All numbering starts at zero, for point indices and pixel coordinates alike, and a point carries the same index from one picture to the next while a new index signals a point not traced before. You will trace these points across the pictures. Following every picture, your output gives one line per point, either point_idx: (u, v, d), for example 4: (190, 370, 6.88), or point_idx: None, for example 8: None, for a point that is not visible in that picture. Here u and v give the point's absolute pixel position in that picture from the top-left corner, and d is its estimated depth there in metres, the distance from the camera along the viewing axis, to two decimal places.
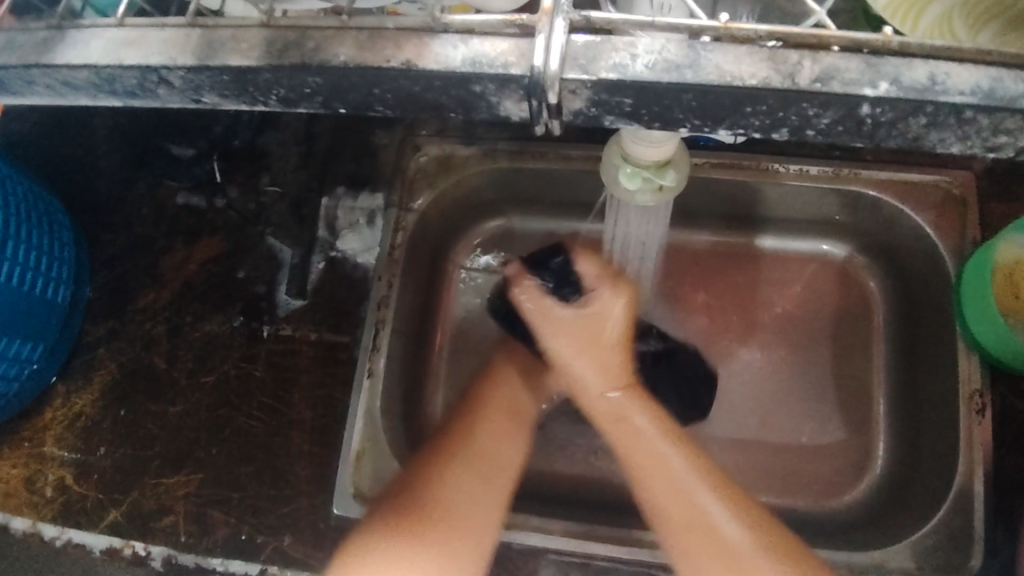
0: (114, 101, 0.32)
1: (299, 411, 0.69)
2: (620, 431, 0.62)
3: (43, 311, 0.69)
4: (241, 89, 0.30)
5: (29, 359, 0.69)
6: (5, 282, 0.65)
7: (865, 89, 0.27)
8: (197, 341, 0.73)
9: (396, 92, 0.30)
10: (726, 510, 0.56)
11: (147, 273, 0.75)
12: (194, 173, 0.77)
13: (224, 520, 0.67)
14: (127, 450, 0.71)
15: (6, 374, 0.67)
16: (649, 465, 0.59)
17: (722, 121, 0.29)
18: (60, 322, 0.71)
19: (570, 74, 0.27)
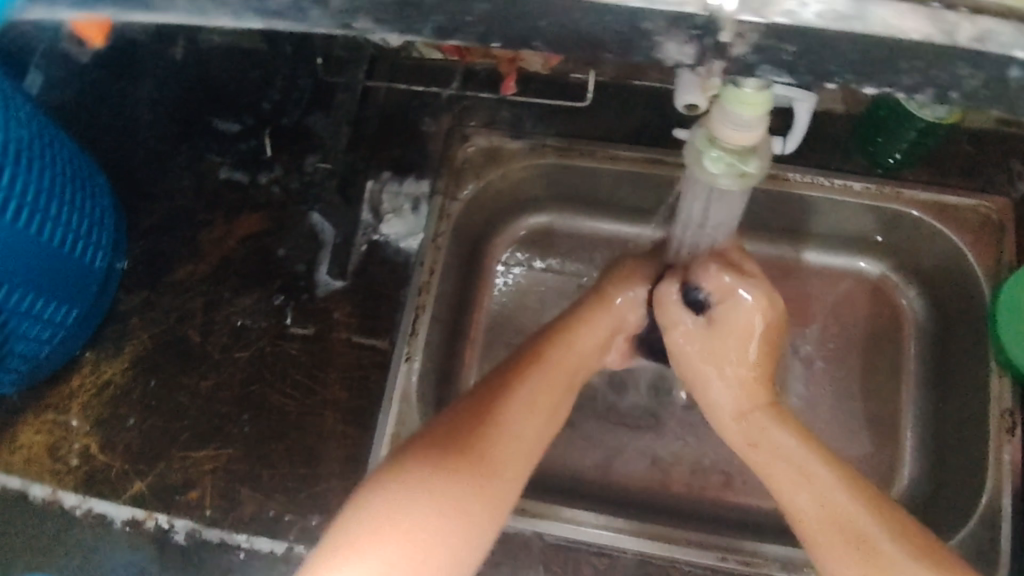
0: (258, 19, 0.33)
1: (334, 391, 0.69)
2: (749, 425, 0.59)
3: (81, 272, 0.69)
4: (399, 11, 0.31)
5: (63, 323, 0.69)
6: (48, 241, 0.65)
7: (1018, 52, 0.29)
8: (234, 316, 0.72)
9: (558, 26, 0.31)
10: (863, 507, 0.54)
11: (185, 245, 0.75)
12: (239, 148, 0.77)
13: (251, 497, 0.67)
14: (155, 421, 0.70)
15: (40, 335, 0.67)
16: (765, 447, 0.58)
17: (873, 78, 0.31)
18: (96, 286, 0.71)
19: (744, 16, 0.29)
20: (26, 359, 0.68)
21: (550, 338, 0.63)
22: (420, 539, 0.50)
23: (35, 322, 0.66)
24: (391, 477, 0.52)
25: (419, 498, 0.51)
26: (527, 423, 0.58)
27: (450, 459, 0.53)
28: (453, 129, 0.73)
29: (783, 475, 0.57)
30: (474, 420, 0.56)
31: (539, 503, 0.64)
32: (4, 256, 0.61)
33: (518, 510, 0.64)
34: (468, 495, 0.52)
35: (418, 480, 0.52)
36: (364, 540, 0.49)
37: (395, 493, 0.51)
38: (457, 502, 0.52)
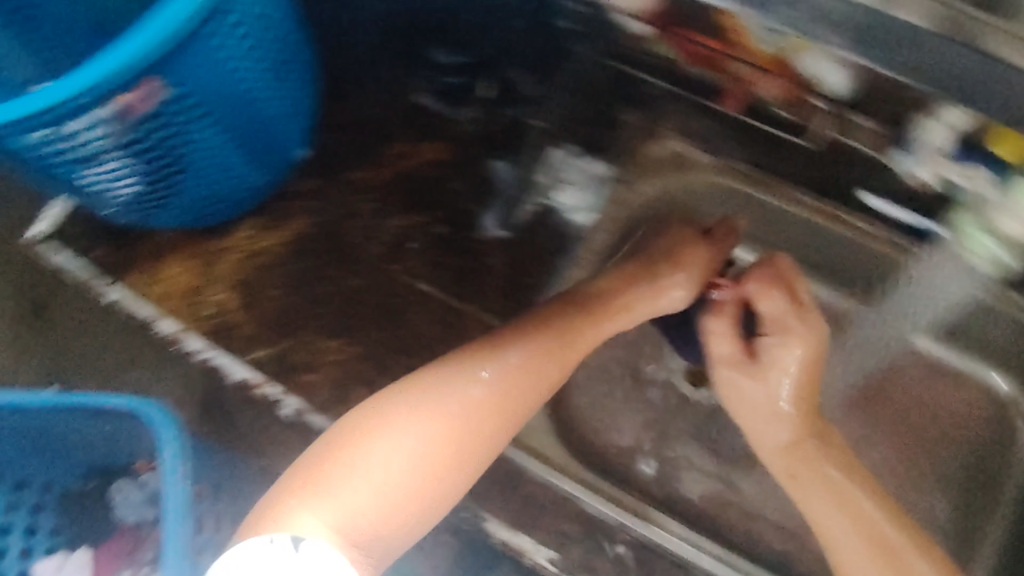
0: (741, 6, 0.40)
1: (469, 328, 0.72)
2: (798, 457, 0.58)
3: (273, 148, 0.73)
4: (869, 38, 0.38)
5: (239, 187, 0.73)
6: (262, 113, 0.68)
7: None
8: (396, 229, 0.75)
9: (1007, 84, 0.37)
10: (919, 555, 0.54)
11: (369, 151, 0.78)
12: (445, 81, 0.79)
13: (364, 397, 0.70)
14: (295, 298, 0.74)
15: (216, 190, 0.71)
16: (805, 473, 0.58)
17: None
18: (279, 164, 0.75)
19: None
20: (197, 206, 0.72)
21: (573, 322, 0.60)
22: (412, 454, 0.51)
23: (218, 178, 0.70)
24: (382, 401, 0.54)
25: (418, 426, 0.52)
26: (553, 364, 0.58)
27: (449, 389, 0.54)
28: (650, 124, 0.76)
29: (827, 506, 0.57)
30: (473, 355, 0.56)
31: (630, 497, 0.65)
32: (224, 117, 0.64)
33: (611, 498, 0.64)
34: (473, 413, 0.54)
35: (418, 400, 0.53)
36: (351, 460, 0.50)
37: (392, 417, 0.52)
38: (461, 425, 0.53)
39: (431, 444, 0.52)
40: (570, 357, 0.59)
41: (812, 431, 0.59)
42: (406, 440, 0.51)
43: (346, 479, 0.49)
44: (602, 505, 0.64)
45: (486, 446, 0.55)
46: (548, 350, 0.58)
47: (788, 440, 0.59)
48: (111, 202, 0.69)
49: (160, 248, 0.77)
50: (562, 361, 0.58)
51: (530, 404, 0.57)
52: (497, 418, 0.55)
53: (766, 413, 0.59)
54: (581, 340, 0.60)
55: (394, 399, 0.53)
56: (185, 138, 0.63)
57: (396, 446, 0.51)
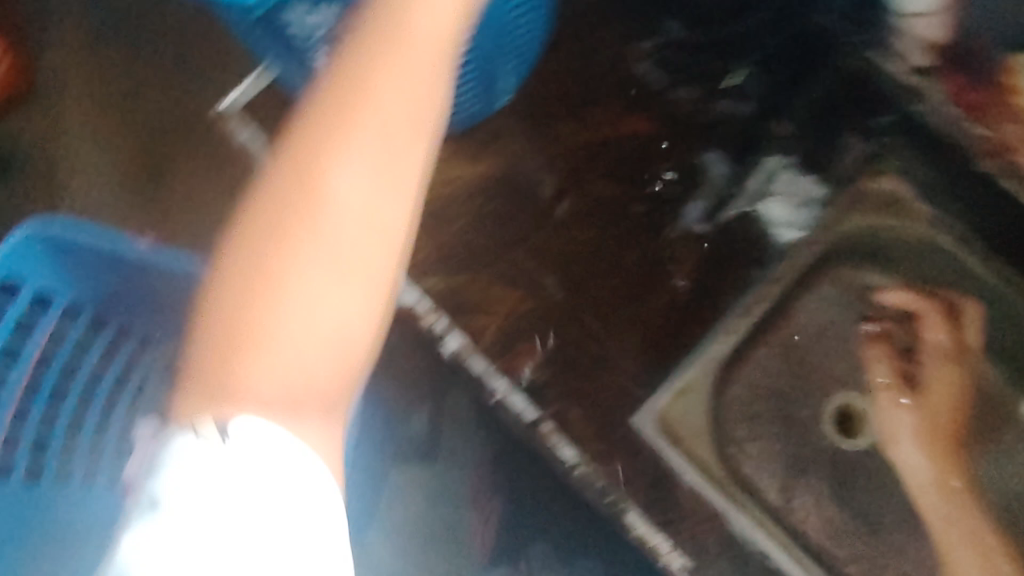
0: None
1: (648, 315, 0.69)
2: (931, 490, 0.72)
3: (486, 78, 0.68)
4: None
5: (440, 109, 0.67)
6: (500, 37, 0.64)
7: None
8: (591, 193, 0.72)
9: None
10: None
11: (575, 104, 0.73)
12: (671, 49, 0.73)
13: (529, 357, 0.68)
14: (476, 236, 0.71)
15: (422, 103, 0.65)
16: (928, 501, 0.72)
17: None
18: (482, 100, 0.69)
19: None
20: None
21: (367, 62, 0.42)
22: (331, 357, 0.40)
23: (430, 90, 0.64)
24: (240, 270, 0.41)
25: (302, 356, 0.40)
26: (355, 148, 0.42)
27: (302, 201, 0.42)
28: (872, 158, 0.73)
29: (964, 535, 0.70)
30: (295, 166, 0.42)
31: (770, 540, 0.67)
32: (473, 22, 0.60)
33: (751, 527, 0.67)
34: (355, 263, 0.42)
35: (280, 292, 0.40)
36: (256, 334, 0.40)
37: (268, 347, 0.39)
38: (344, 258, 0.41)
39: (281, 353, 0.40)
40: (388, 90, 0.42)
41: (949, 471, 0.73)
42: (295, 366, 0.40)
43: (258, 355, 0.39)
44: (747, 528, 0.67)
45: (349, 260, 0.41)
46: (354, 112, 0.42)
47: (925, 478, 0.72)
48: None
49: None
50: (378, 91, 0.42)
51: (388, 118, 0.42)
52: (374, 238, 0.42)
53: (916, 463, 0.73)
54: (356, 79, 0.42)
55: (261, 315, 0.40)
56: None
57: (295, 372, 0.39)
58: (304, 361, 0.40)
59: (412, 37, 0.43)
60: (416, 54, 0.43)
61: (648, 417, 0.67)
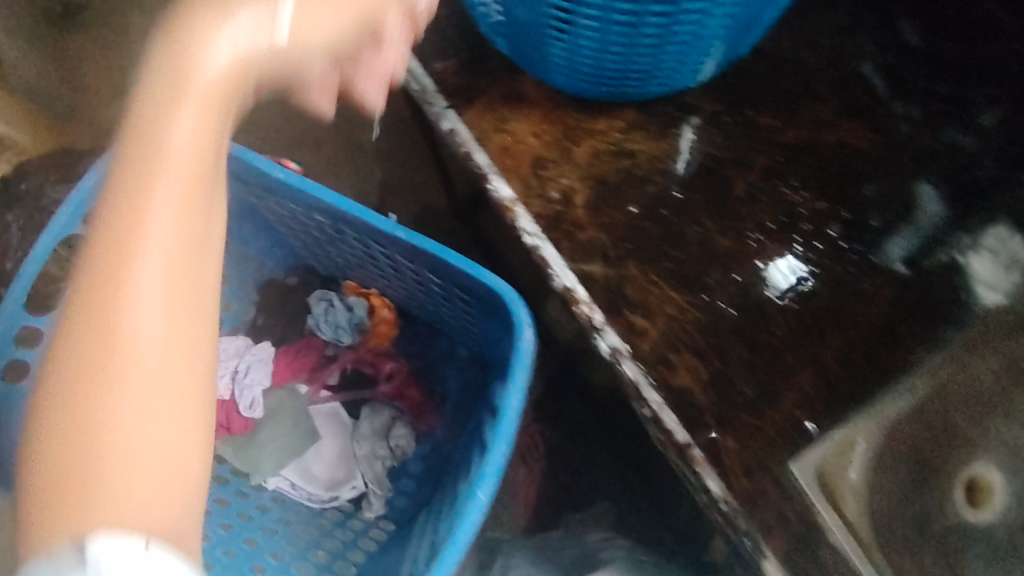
0: None
1: (826, 353, 0.62)
2: None
3: (721, 54, 0.60)
4: None
5: (660, 76, 0.60)
6: (745, 19, 0.55)
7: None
8: (785, 203, 0.65)
9: None
10: None
11: (788, 100, 0.68)
12: (901, 69, 0.69)
13: (688, 370, 0.62)
14: (652, 226, 0.63)
15: (640, 70, 0.59)
16: None
17: None
18: (709, 71, 0.62)
19: None
20: (606, 76, 0.60)
21: (171, 235, 0.33)
22: (191, 452, 0.32)
23: (653, 61, 0.57)
24: (53, 402, 0.31)
25: (131, 473, 0.30)
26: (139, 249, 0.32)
27: (113, 357, 0.31)
28: None
29: None
30: (111, 253, 0.32)
31: None
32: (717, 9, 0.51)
33: None
34: (170, 404, 0.32)
35: (101, 427, 0.30)
36: (93, 481, 0.29)
37: (118, 480, 0.30)
38: (158, 395, 0.32)
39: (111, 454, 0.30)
40: (159, 196, 0.33)
41: None
42: (141, 470, 0.30)
43: (99, 510, 0.29)
44: None
45: (195, 394, 0.33)
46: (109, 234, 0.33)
47: None
48: (536, 29, 0.57)
49: (520, 96, 0.66)
50: (152, 215, 0.33)
51: (207, 260, 0.35)
52: (199, 341, 0.33)
53: None
54: (135, 193, 0.33)
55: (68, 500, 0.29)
56: (696, 11, 0.51)
57: (159, 492, 0.30)
58: (167, 477, 0.31)
59: (196, 89, 0.36)
60: (193, 158, 0.35)
61: (807, 467, 0.61)
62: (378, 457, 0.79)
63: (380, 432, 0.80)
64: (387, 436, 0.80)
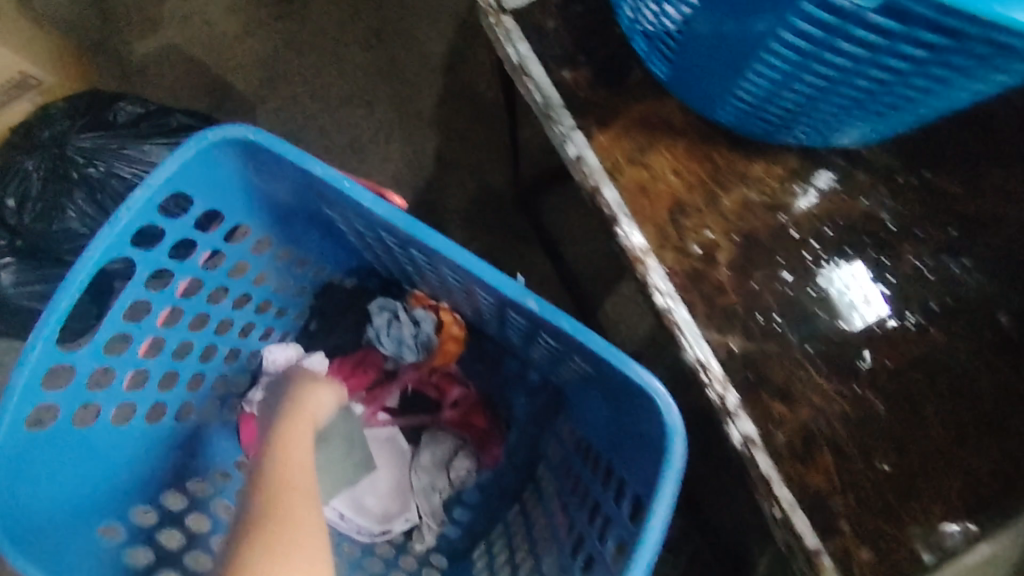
0: None
1: (986, 464, 0.52)
2: None
3: (899, 129, 0.51)
4: None
5: (824, 134, 0.51)
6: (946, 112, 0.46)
7: None
8: (952, 284, 0.56)
9: None
10: None
11: (967, 160, 0.58)
12: None
13: (826, 469, 0.53)
14: (803, 297, 0.55)
15: (805, 126, 0.50)
16: None
17: None
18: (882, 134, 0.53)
19: None
20: (764, 124, 0.51)
21: (265, 500, 0.48)
22: None
23: (820, 124, 0.49)
24: None
25: None
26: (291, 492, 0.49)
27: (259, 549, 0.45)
28: None
29: None
30: (267, 498, 0.48)
31: None
32: (920, 105, 0.43)
33: None
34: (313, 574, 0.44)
35: None
36: None
37: None
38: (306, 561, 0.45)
39: None
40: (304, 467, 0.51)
41: None
42: None
43: None
44: None
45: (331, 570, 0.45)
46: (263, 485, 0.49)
47: None
48: (719, 73, 0.47)
49: (664, 122, 0.56)
50: (303, 477, 0.51)
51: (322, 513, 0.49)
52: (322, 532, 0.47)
53: None
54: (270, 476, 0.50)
55: None
56: (945, 98, 0.42)
57: None
58: None
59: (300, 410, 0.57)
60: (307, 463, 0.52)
61: None
62: (436, 490, 0.72)
63: (439, 463, 0.73)
64: (446, 468, 0.73)
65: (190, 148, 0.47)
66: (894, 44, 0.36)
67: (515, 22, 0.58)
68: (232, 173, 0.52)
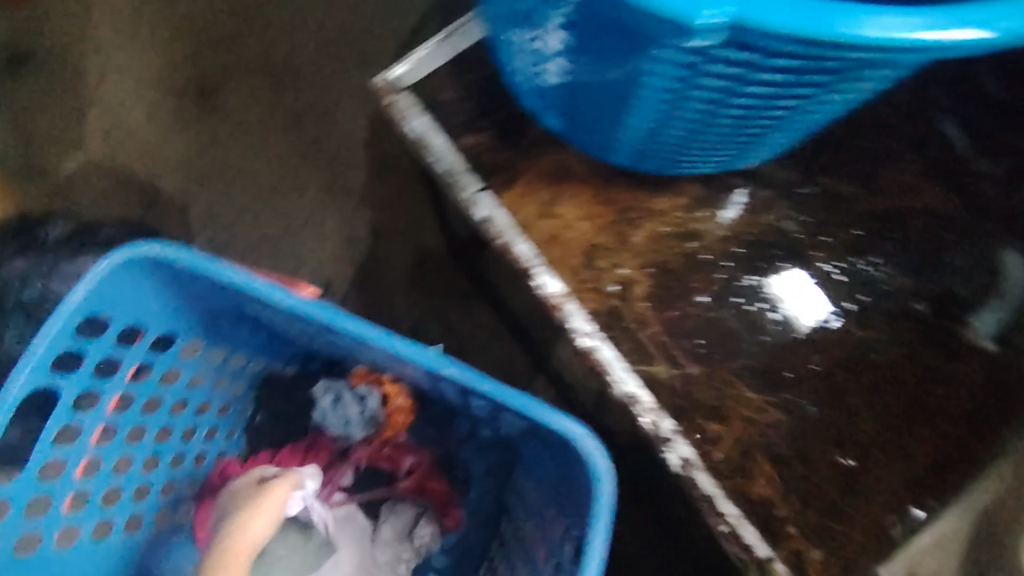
0: None
1: (917, 449, 0.57)
2: None
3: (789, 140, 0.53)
4: None
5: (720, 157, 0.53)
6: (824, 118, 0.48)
7: None
8: (865, 283, 0.59)
9: None
10: None
11: (861, 162, 0.61)
12: (987, 115, 0.62)
13: (769, 477, 0.56)
14: (724, 317, 0.57)
15: (697, 154, 0.52)
16: None
17: None
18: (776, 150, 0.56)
19: None
20: (660, 157, 0.53)
21: None
22: None
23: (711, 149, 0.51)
24: None
25: None
26: None
27: None
28: None
29: None
30: None
31: None
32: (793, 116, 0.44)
33: None
34: None
35: None
36: None
37: None
38: None
39: None
40: None
41: None
42: None
43: None
44: None
45: None
46: None
47: None
48: (601, 118, 0.49)
49: (568, 169, 0.58)
50: None
51: None
52: None
53: None
54: None
55: None
56: (811, 109, 0.44)
57: None
58: None
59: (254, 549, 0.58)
60: None
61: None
62: (402, 562, 0.70)
63: (402, 533, 0.72)
64: (409, 537, 0.72)
65: (99, 269, 0.50)
66: (746, 80, 0.38)
67: (413, 98, 0.60)
68: (145, 285, 0.54)
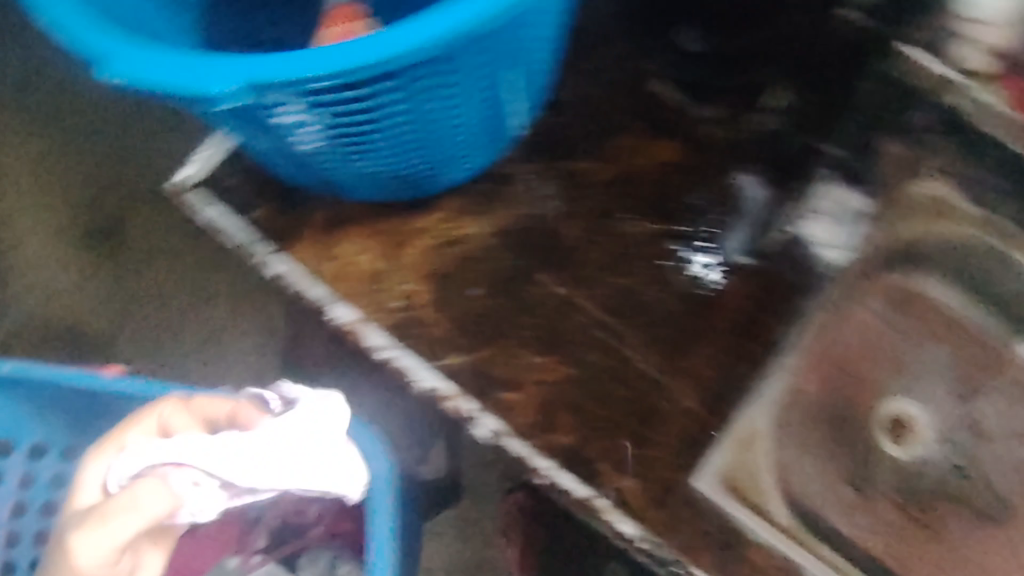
0: None
1: (699, 366, 0.64)
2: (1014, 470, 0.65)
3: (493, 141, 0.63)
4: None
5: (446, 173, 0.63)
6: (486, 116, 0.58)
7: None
8: (619, 239, 0.67)
9: None
10: None
11: (589, 140, 0.70)
12: (688, 69, 0.71)
13: (571, 427, 0.62)
14: (501, 300, 0.66)
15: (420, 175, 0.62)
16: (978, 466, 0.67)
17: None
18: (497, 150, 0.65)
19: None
20: (397, 186, 0.63)
21: None
22: None
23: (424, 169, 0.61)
24: None
25: None
26: None
27: None
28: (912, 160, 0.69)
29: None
30: None
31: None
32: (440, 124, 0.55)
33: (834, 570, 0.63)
34: None
35: None
36: None
37: None
38: None
39: None
40: None
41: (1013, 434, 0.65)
42: None
43: None
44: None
45: None
46: None
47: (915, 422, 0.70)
48: (323, 172, 0.61)
49: (338, 216, 0.67)
50: None
51: None
52: None
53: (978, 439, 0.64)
54: None
55: None
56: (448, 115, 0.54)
57: None
58: None
59: None
60: None
61: (708, 477, 0.61)
62: None
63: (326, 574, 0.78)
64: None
65: None
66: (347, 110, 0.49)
67: (198, 196, 0.69)
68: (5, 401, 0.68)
